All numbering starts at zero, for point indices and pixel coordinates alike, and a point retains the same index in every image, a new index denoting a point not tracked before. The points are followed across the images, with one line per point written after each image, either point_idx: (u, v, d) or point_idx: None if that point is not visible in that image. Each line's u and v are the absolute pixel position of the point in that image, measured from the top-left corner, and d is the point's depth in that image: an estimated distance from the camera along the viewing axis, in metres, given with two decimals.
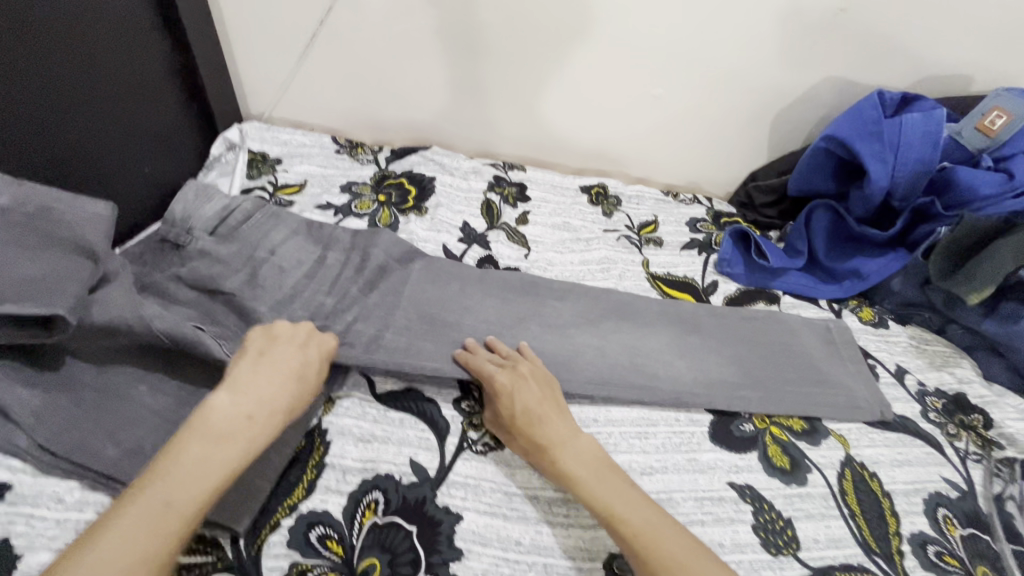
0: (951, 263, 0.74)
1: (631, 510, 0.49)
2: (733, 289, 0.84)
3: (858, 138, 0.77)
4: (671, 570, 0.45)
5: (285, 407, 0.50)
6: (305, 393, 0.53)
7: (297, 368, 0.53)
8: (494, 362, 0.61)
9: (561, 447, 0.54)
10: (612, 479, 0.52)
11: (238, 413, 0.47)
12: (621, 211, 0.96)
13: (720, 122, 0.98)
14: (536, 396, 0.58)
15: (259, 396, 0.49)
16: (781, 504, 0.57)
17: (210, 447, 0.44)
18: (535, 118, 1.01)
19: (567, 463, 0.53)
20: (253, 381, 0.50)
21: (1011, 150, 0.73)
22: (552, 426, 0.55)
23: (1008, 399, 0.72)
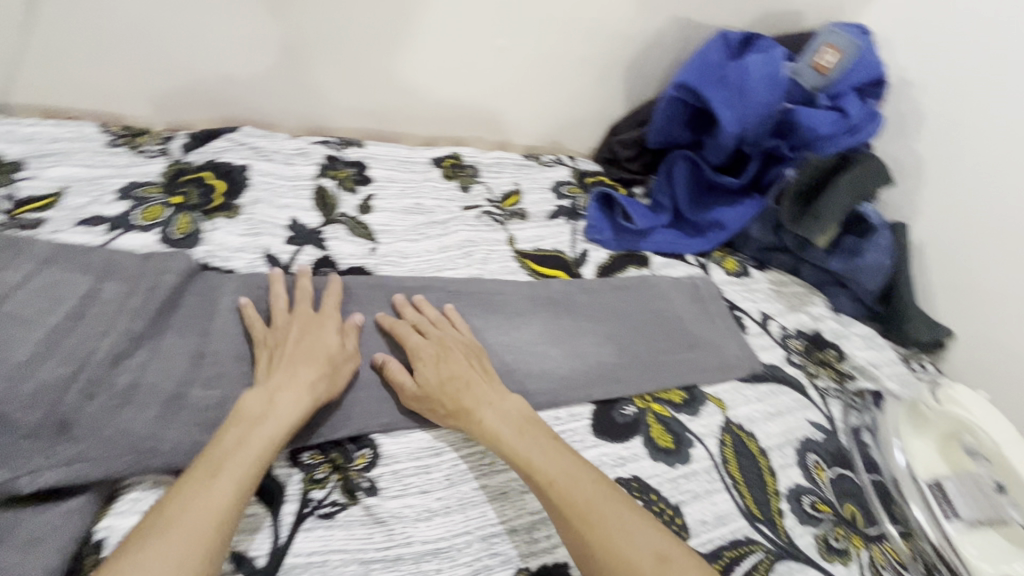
0: (800, 206, 0.75)
1: (548, 461, 0.48)
2: (604, 256, 0.80)
3: (707, 85, 0.75)
4: (581, 518, 0.45)
5: (304, 385, 0.50)
6: (324, 367, 0.52)
7: (320, 342, 0.54)
8: (421, 331, 0.59)
9: (484, 407, 0.53)
10: (535, 434, 0.51)
11: (264, 398, 0.48)
12: (480, 183, 0.86)
13: (575, 73, 0.91)
14: (467, 359, 0.57)
15: (278, 383, 0.50)
16: (668, 490, 0.54)
17: (253, 427, 0.46)
18: (372, 82, 0.85)
19: (492, 424, 0.52)
20: (273, 373, 0.51)
21: (843, 87, 0.73)
22: (477, 388, 0.54)
23: (853, 329, 0.76)
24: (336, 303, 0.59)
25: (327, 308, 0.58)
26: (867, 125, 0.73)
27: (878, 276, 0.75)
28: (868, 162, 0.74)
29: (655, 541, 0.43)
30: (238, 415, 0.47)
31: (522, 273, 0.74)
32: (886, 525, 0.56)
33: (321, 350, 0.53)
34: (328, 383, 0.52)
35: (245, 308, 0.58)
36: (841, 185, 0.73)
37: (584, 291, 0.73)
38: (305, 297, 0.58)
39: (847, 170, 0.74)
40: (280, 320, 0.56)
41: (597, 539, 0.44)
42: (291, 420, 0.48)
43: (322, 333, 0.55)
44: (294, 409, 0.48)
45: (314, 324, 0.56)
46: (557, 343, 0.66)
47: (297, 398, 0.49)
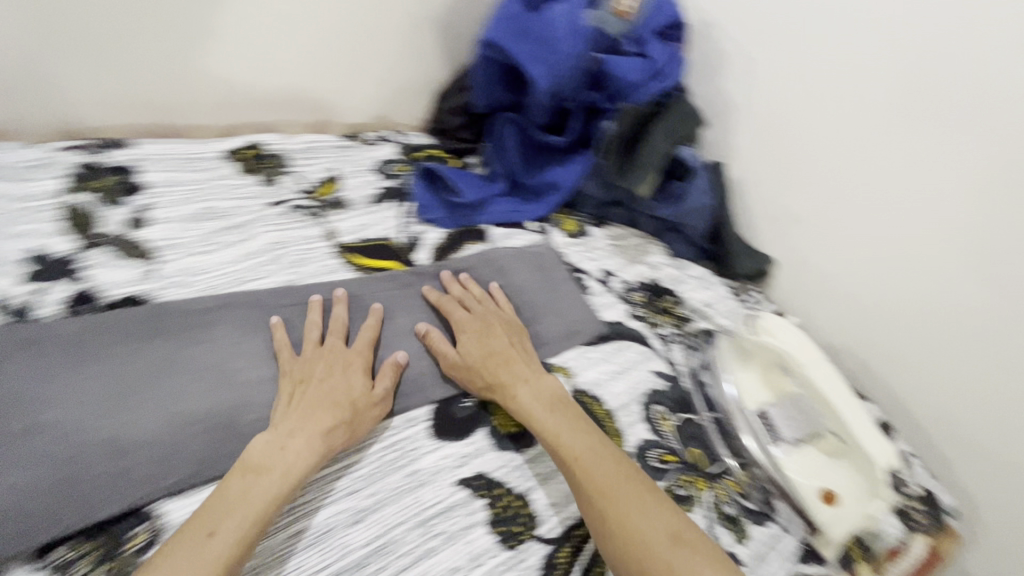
0: (624, 157, 0.74)
1: (576, 438, 0.51)
2: (441, 237, 0.74)
3: (511, 39, 0.70)
4: (597, 494, 0.47)
5: (319, 432, 0.47)
6: (342, 413, 0.49)
7: (340, 386, 0.51)
8: (463, 312, 0.62)
9: (519, 385, 0.56)
10: (563, 412, 0.53)
11: (274, 446, 0.46)
12: (289, 173, 0.76)
13: (378, 28, 0.83)
14: (506, 334, 0.60)
15: (290, 428, 0.47)
16: (514, 480, 0.52)
17: (258, 478, 0.44)
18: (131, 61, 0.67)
19: (526, 399, 0.54)
20: (289, 414, 0.49)
21: (643, 31, 0.73)
22: (506, 367, 0.57)
23: (689, 272, 0.79)
24: (373, 336, 0.58)
25: (362, 340, 0.57)
26: (670, 69, 0.74)
27: (703, 217, 0.78)
28: (678, 106, 0.75)
29: (670, 521, 0.45)
30: (241, 465, 0.45)
31: (345, 270, 0.66)
32: (727, 459, 0.59)
33: (333, 397, 0.50)
34: (348, 430, 0.49)
35: (274, 326, 0.56)
36: (656, 133, 0.74)
37: (419, 280, 0.67)
38: (339, 330, 0.57)
39: (660, 116, 0.75)
40: (310, 353, 0.54)
41: (614, 511, 0.46)
42: (298, 471, 0.45)
43: (348, 373, 0.53)
44: (299, 464, 0.45)
45: (342, 363, 0.54)
46: (388, 343, 0.60)
47: (308, 447, 0.46)
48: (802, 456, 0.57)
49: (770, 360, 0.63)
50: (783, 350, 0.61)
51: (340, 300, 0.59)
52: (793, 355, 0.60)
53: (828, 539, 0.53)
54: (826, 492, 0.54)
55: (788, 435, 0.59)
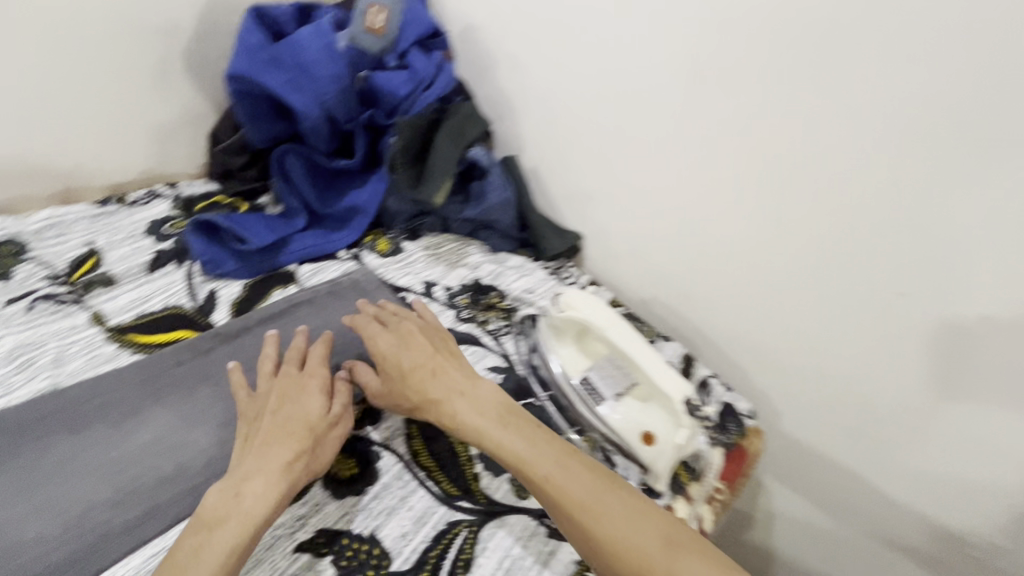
0: (415, 171, 0.75)
1: (538, 456, 0.49)
2: (238, 289, 0.68)
3: (261, 71, 0.67)
4: (578, 509, 0.46)
5: (276, 468, 0.46)
6: (301, 441, 0.48)
7: (295, 412, 0.50)
8: (386, 333, 0.60)
9: (457, 400, 0.54)
10: (514, 422, 0.52)
11: (229, 493, 0.44)
12: (30, 261, 0.65)
13: (112, 78, 0.71)
14: (421, 352, 0.57)
15: (244, 472, 0.46)
16: (359, 524, 0.50)
17: (213, 532, 0.42)
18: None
19: (471, 420, 0.52)
20: (245, 456, 0.48)
21: (404, 44, 0.73)
22: (434, 385, 0.54)
23: (508, 264, 0.82)
24: (324, 352, 0.57)
25: (314, 361, 0.56)
26: (440, 76, 0.75)
27: (508, 209, 0.81)
28: (458, 110, 0.77)
29: (659, 527, 0.45)
30: (196, 521, 0.43)
31: (122, 355, 0.58)
32: (568, 432, 0.63)
33: (286, 425, 0.49)
34: (309, 456, 0.48)
35: (231, 372, 0.56)
36: (441, 141, 0.75)
37: (222, 343, 0.61)
38: (292, 356, 0.56)
39: (442, 123, 0.76)
40: (261, 385, 0.53)
41: (595, 528, 0.45)
42: (261, 513, 0.44)
43: (302, 396, 0.52)
44: (259, 505, 0.44)
45: (291, 390, 0.52)
46: (193, 423, 0.54)
47: (266, 485, 0.45)
48: (624, 405, 0.61)
49: (579, 330, 0.65)
50: (583, 321, 0.63)
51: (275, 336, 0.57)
52: (592, 322, 0.62)
53: (657, 474, 0.58)
54: (645, 433, 0.59)
55: (608, 391, 0.62)
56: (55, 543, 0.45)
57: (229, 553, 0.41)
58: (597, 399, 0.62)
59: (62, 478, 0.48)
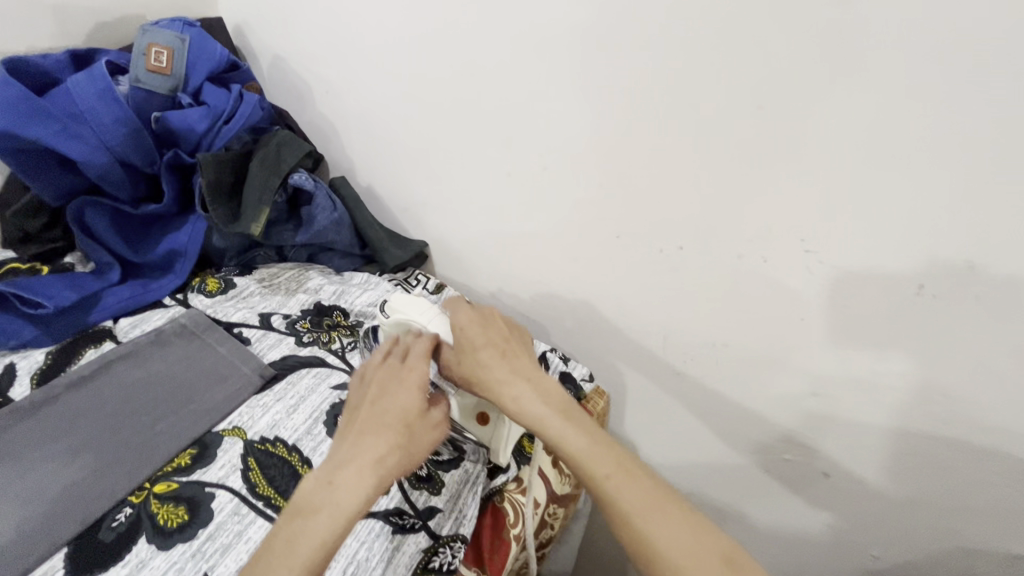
0: (231, 205, 0.74)
1: (602, 456, 0.46)
2: (41, 356, 0.64)
3: (26, 122, 0.62)
4: (631, 521, 0.43)
5: (374, 458, 0.46)
6: (399, 437, 0.48)
7: (400, 403, 0.50)
8: (468, 309, 0.57)
9: (519, 386, 0.51)
10: (574, 415, 0.49)
11: (323, 484, 0.44)
12: None
13: None
14: (492, 340, 0.55)
15: (343, 458, 0.46)
16: (191, 569, 0.49)
17: (309, 518, 0.42)
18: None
19: (533, 410, 0.50)
20: (342, 443, 0.47)
21: (196, 81, 0.73)
22: (501, 370, 0.52)
23: (352, 281, 0.82)
24: (426, 348, 0.55)
25: (418, 359, 0.54)
26: (242, 107, 0.75)
27: (341, 228, 0.82)
28: (270, 139, 0.77)
29: (715, 548, 0.41)
30: (290, 509, 0.43)
31: None
32: None
33: (391, 419, 0.49)
34: (401, 455, 0.48)
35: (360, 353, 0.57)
36: (253, 172, 0.75)
37: (22, 418, 0.57)
38: (399, 347, 0.55)
39: (254, 154, 0.76)
40: (375, 366, 0.53)
41: (656, 539, 0.41)
42: (353, 505, 0.43)
43: (402, 389, 0.51)
44: (352, 502, 0.43)
45: (394, 379, 0.52)
46: None
47: (361, 481, 0.44)
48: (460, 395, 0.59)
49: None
50: (408, 322, 0.57)
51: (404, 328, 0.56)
52: (417, 321, 0.57)
53: (496, 450, 0.60)
54: (479, 415, 0.60)
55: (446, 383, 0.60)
56: None
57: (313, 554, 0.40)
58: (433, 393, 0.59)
59: None
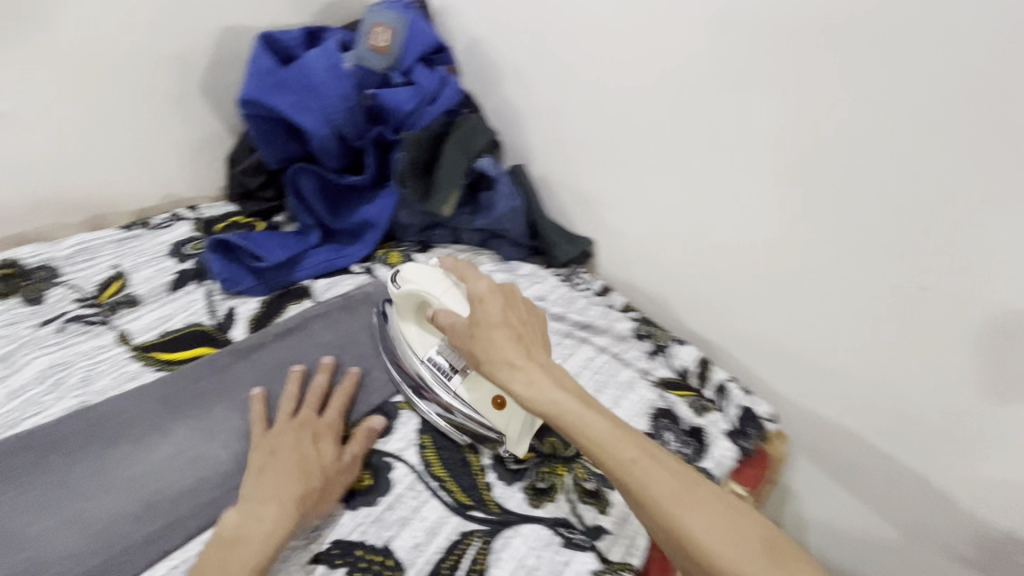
0: (423, 183, 0.76)
1: (628, 448, 0.42)
2: (255, 306, 0.70)
3: (271, 94, 0.69)
4: (668, 520, 0.40)
5: (293, 499, 0.48)
6: (312, 479, 0.50)
7: (311, 451, 0.52)
8: (485, 282, 0.52)
9: (535, 370, 0.47)
10: (595, 405, 0.45)
11: (249, 519, 0.46)
12: (61, 284, 0.67)
13: (141, 109, 0.75)
14: (509, 319, 0.50)
15: (263, 497, 0.48)
16: (373, 535, 0.51)
17: (237, 555, 0.44)
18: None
19: (549, 397, 0.45)
20: (260, 485, 0.49)
21: (408, 61, 0.76)
22: (516, 353, 0.47)
23: (519, 272, 0.83)
24: (344, 401, 0.59)
25: (334, 406, 0.58)
26: (444, 89, 0.77)
27: (517, 217, 0.81)
28: (464, 122, 0.78)
29: (760, 531, 0.39)
30: (218, 546, 0.45)
31: (147, 373, 0.60)
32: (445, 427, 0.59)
33: (303, 464, 0.51)
34: (319, 496, 0.50)
35: (299, 374, 0.60)
36: (448, 152, 0.76)
37: (239, 357, 0.63)
38: (314, 392, 0.59)
39: (449, 134, 0.77)
40: (286, 412, 0.56)
41: (692, 530, 0.39)
42: (275, 540, 0.45)
43: (316, 436, 0.54)
44: (273, 537, 0.45)
45: (311, 424, 0.55)
46: (213, 436, 0.56)
47: (282, 517, 0.47)
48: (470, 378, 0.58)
49: (420, 303, 0.60)
50: (421, 292, 0.57)
51: (323, 369, 0.61)
52: (430, 293, 0.57)
53: (514, 440, 0.55)
54: (494, 399, 0.56)
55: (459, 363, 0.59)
56: (80, 560, 0.46)
57: None
58: (448, 372, 0.59)
59: (91, 491, 0.49)
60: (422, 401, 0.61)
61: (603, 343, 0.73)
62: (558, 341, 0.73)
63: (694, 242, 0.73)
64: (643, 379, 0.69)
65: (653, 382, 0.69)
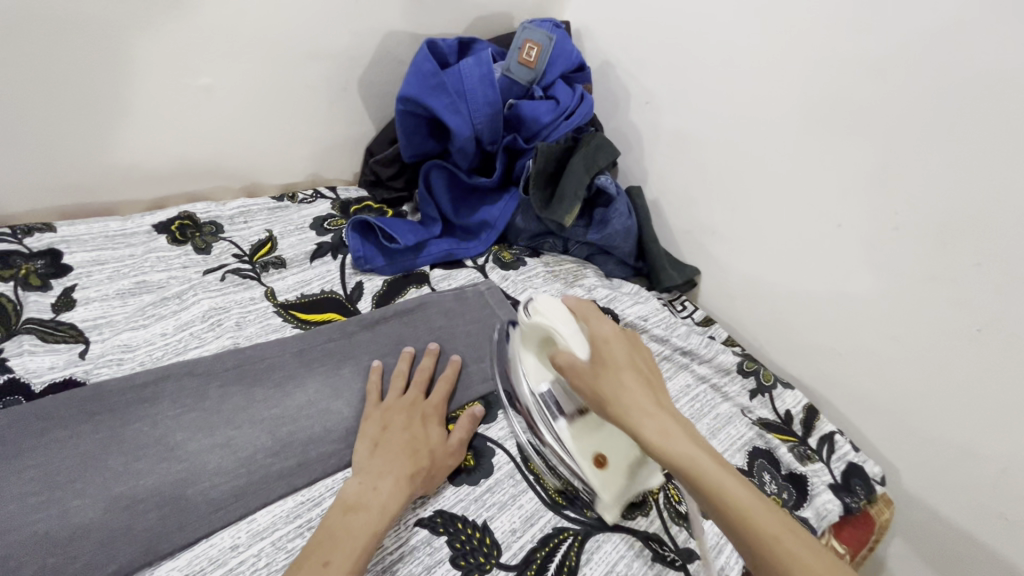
0: (547, 192, 0.80)
1: (754, 500, 0.41)
2: (380, 283, 0.76)
3: (428, 95, 0.75)
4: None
5: (404, 472, 0.52)
6: (422, 460, 0.54)
7: (417, 434, 0.56)
8: (607, 326, 0.54)
9: (656, 412, 0.47)
10: (718, 457, 0.44)
11: (367, 485, 0.51)
12: (224, 239, 0.75)
13: (309, 95, 0.84)
14: (634, 364, 0.51)
15: (379, 470, 0.52)
16: (474, 512, 0.53)
17: (358, 512, 0.48)
18: (59, 126, 0.67)
19: (674, 438, 0.45)
20: (374, 459, 0.54)
21: (551, 77, 0.80)
22: (646, 398, 0.48)
23: (622, 289, 0.83)
24: (446, 390, 0.62)
25: (437, 394, 0.62)
26: (580, 107, 0.81)
27: (629, 237, 0.83)
28: (592, 139, 0.81)
29: None
30: (341, 503, 0.49)
31: (288, 328, 0.67)
32: (542, 466, 0.59)
33: (411, 444, 0.55)
34: (428, 474, 0.53)
35: (407, 355, 0.65)
36: (574, 166, 0.79)
37: (363, 327, 0.68)
38: (418, 379, 0.63)
39: (577, 150, 0.80)
40: (395, 396, 0.60)
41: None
42: (392, 509, 0.49)
43: (422, 423, 0.58)
44: (391, 502, 0.49)
45: (419, 410, 0.59)
46: (339, 393, 0.61)
47: (397, 487, 0.51)
48: (577, 428, 0.58)
49: (545, 336, 0.58)
50: (548, 327, 0.55)
51: (428, 354, 0.64)
52: (558, 330, 0.55)
53: (604, 500, 0.55)
54: (596, 456, 0.57)
55: (568, 406, 0.59)
56: (226, 478, 0.52)
57: (368, 538, 0.46)
58: (555, 413, 0.59)
59: (238, 423, 0.56)
60: (521, 425, 0.61)
61: (704, 372, 0.73)
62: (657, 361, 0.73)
63: (823, 283, 0.73)
64: (742, 416, 0.68)
65: (753, 421, 0.68)
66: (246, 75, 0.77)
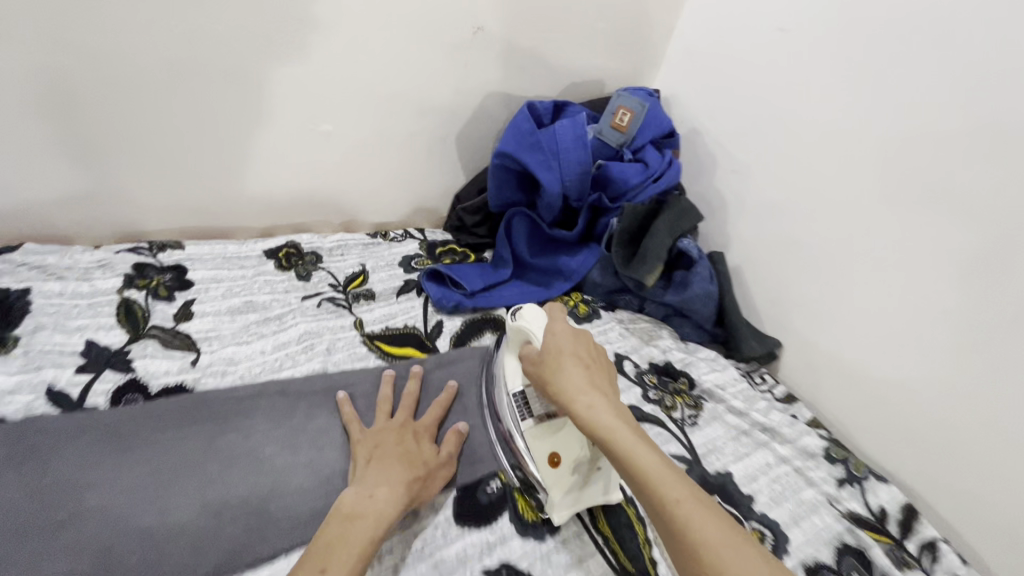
0: (628, 250, 0.81)
1: (668, 478, 0.43)
2: (458, 324, 0.79)
3: (524, 152, 0.80)
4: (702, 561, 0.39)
5: (399, 480, 0.52)
6: (418, 469, 0.54)
7: (409, 449, 0.56)
8: (565, 326, 0.58)
9: (594, 397, 0.50)
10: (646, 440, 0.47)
11: (364, 494, 0.50)
12: (322, 269, 0.81)
13: (413, 146, 0.91)
14: (579, 351, 0.55)
15: (376, 479, 0.52)
16: (539, 569, 0.53)
17: (356, 520, 0.47)
18: (201, 159, 0.76)
19: (602, 420, 0.48)
20: (369, 470, 0.53)
21: (641, 141, 0.83)
22: (580, 377, 0.51)
23: (698, 354, 0.81)
24: (439, 412, 0.63)
25: (429, 417, 0.61)
26: (669, 171, 0.82)
27: (708, 301, 0.81)
28: (677, 202, 0.82)
29: None
30: (339, 512, 0.48)
31: (372, 357, 0.70)
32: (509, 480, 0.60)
33: (406, 457, 0.55)
34: (421, 487, 0.53)
35: (390, 378, 0.64)
36: (657, 226, 0.80)
37: (441, 365, 0.70)
38: (405, 405, 0.62)
39: (661, 212, 0.82)
40: (383, 422, 0.59)
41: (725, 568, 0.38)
42: (388, 516, 0.49)
43: (410, 441, 0.57)
44: (390, 506, 0.49)
45: (408, 432, 0.58)
46: None
47: (393, 492, 0.51)
48: (538, 428, 0.59)
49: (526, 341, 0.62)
50: (529, 333, 0.60)
51: (416, 376, 0.64)
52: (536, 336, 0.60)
53: (552, 501, 0.56)
54: (551, 455, 0.58)
55: (537, 409, 0.60)
56: (305, 497, 0.54)
57: (369, 546, 0.46)
58: (524, 413, 0.60)
59: (321, 445, 0.58)
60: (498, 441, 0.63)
61: (786, 453, 0.69)
62: (734, 436, 0.70)
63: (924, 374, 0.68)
64: (829, 506, 0.63)
65: (842, 514, 0.63)
66: (363, 128, 0.84)
